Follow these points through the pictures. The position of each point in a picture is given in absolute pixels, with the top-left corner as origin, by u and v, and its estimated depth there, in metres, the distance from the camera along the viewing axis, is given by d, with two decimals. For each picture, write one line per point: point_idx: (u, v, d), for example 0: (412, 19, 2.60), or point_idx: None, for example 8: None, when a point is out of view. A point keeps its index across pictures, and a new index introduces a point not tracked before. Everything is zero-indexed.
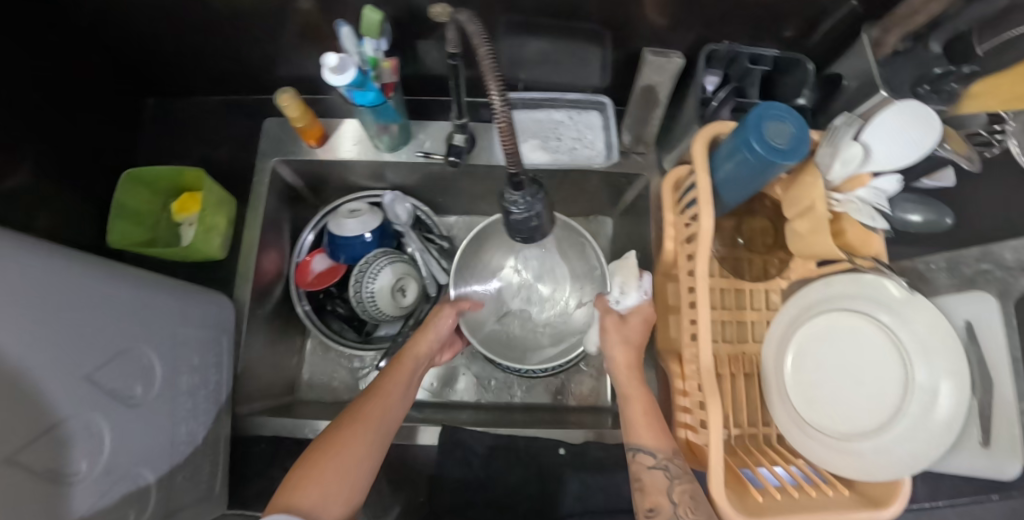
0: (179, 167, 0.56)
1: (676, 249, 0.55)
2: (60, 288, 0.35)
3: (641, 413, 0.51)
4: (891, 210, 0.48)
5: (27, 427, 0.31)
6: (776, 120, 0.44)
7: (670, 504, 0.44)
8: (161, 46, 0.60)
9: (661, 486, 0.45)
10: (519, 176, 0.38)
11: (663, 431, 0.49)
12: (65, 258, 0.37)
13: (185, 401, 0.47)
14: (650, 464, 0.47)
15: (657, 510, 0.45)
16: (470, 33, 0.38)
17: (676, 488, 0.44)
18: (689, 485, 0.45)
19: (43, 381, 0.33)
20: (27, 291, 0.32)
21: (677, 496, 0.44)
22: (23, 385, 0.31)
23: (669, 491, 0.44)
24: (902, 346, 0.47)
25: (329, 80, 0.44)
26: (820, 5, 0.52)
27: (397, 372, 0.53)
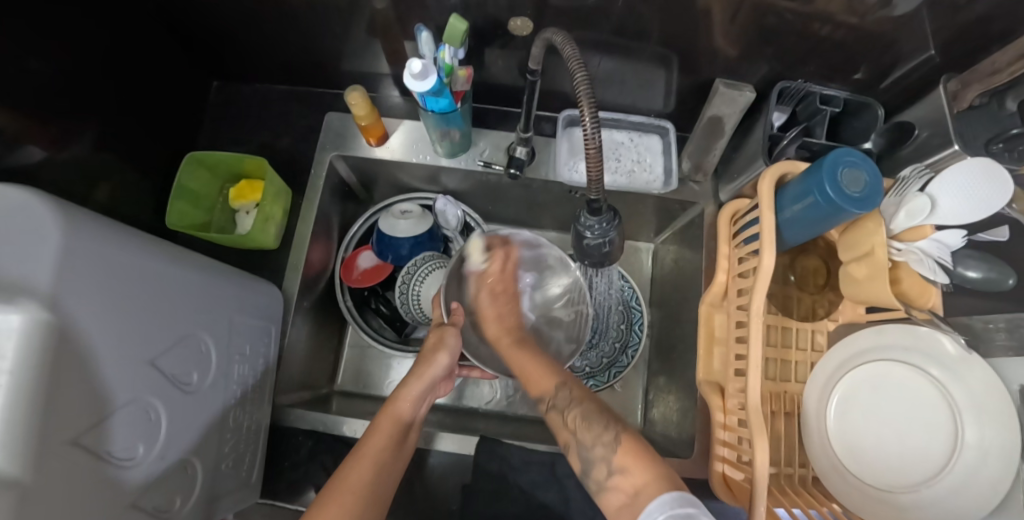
0: (242, 154, 0.56)
1: (727, 281, 0.56)
2: (134, 272, 0.36)
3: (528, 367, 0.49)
4: (953, 265, 0.47)
5: (89, 410, 0.31)
6: (850, 166, 0.44)
7: (571, 435, 0.42)
8: (229, 31, 0.61)
9: (562, 424, 0.44)
10: (598, 202, 0.38)
11: (550, 370, 0.48)
12: (142, 242, 0.38)
13: (236, 388, 0.48)
14: (547, 408, 0.46)
15: (570, 445, 0.42)
16: (564, 55, 0.38)
17: (569, 417, 0.43)
18: (580, 409, 0.43)
19: (110, 363, 0.33)
20: (103, 274, 0.33)
21: (571, 423, 0.42)
22: (91, 367, 0.31)
23: (566, 423, 0.43)
24: (952, 403, 0.46)
25: (409, 84, 0.45)
26: (897, 52, 0.52)
27: (380, 431, 0.45)
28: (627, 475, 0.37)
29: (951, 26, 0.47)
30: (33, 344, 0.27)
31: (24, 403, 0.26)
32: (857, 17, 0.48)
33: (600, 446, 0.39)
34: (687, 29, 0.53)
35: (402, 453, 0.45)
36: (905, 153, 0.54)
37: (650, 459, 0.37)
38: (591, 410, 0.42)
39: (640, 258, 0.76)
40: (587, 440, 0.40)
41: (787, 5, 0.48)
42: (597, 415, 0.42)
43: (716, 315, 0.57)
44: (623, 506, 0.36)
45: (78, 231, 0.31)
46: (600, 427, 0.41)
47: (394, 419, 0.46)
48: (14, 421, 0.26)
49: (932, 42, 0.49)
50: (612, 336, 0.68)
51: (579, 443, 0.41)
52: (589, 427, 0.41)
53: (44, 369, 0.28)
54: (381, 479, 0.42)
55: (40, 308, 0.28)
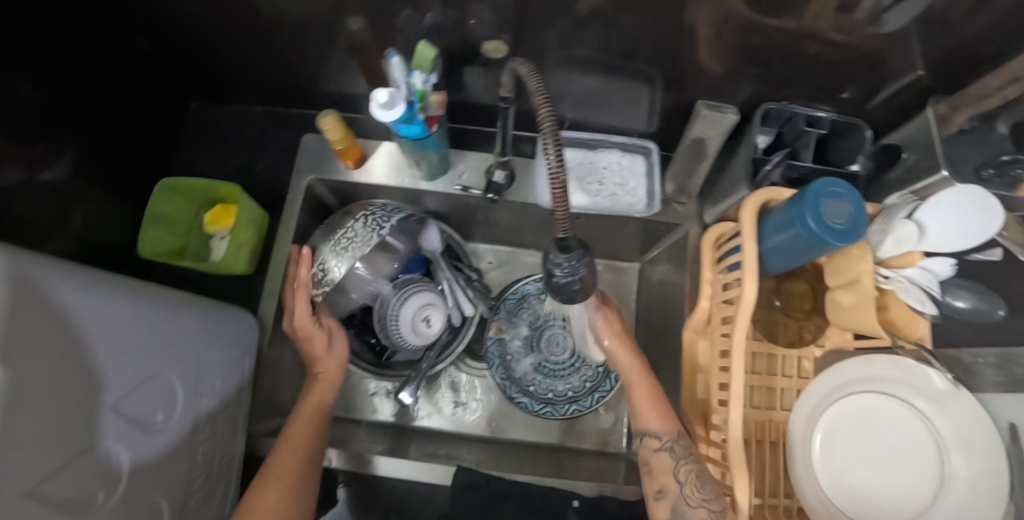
0: (216, 180, 0.56)
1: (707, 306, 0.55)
2: (100, 316, 0.35)
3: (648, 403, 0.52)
4: (941, 295, 0.47)
5: (49, 460, 0.30)
6: (834, 198, 0.42)
7: (677, 485, 0.46)
8: (204, 51, 0.59)
9: (667, 468, 0.48)
10: (567, 241, 0.37)
11: (669, 417, 0.50)
12: (104, 283, 0.37)
13: (204, 423, 0.47)
14: (657, 448, 0.49)
15: (665, 492, 0.46)
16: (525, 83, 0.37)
17: (681, 468, 0.47)
18: (695, 464, 0.47)
19: (72, 410, 0.32)
20: (69, 320, 0.32)
21: (683, 476, 0.46)
22: (56, 417, 0.31)
23: (676, 471, 0.47)
24: (938, 438, 0.46)
25: (376, 116, 0.43)
26: (885, 72, 0.50)
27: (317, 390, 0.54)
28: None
29: (940, 45, 0.46)
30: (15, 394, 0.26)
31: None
32: (845, 34, 0.46)
33: (709, 509, 0.43)
34: (670, 49, 0.51)
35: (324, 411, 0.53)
36: (894, 177, 0.53)
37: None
38: (704, 471, 0.46)
39: (626, 279, 0.74)
40: (691, 496, 0.44)
41: (772, 24, 0.46)
42: (709, 480, 0.45)
43: (699, 344, 0.56)
44: None
45: (38, 280, 0.30)
46: (712, 494, 0.44)
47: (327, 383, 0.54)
48: None
49: (920, 62, 0.48)
50: (596, 360, 0.67)
51: (682, 496, 0.45)
52: (700, 490, 0.44)
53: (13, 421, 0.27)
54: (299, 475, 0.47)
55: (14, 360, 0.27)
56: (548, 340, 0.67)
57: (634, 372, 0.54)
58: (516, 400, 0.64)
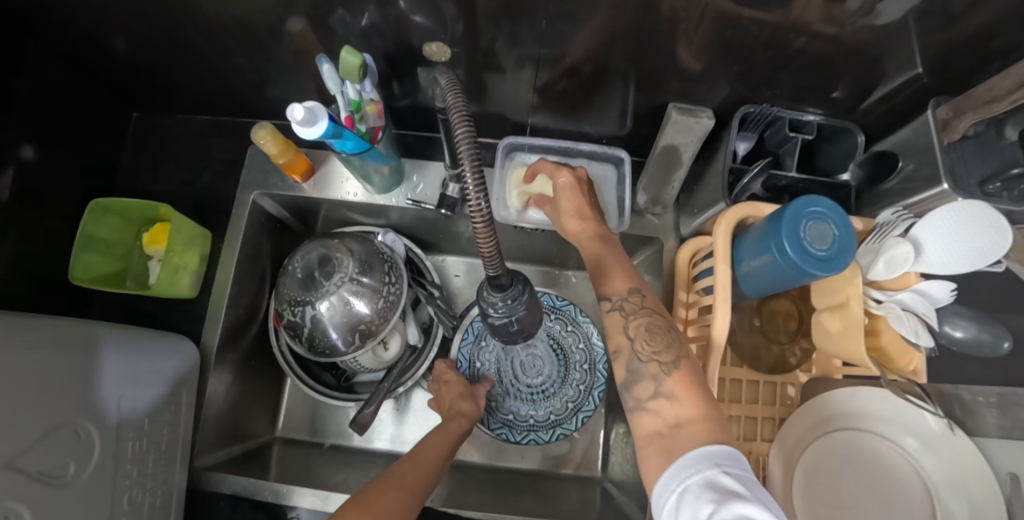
0: (153, 200, 0.53)
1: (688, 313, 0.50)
2: None
3: (606, 255, 0.44)
4: (938, 324, 0.41)
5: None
6: (815, 220, 0.37)
7: (628, 341, 0.40)
8: (139, 57, 0.55)
9: (620, 327, 0.41)
10: (500, 278, 0.32)
11: (633, 274, 0.43)
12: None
13: (132, 469, 0.43)
14: (609, 308, 0.42)
15: (619, 352, 0.40)
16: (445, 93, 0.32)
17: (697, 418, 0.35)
18: (648, 318, 0.40)
19: None
20: None
21: (632, 330, 0.40)
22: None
23: (626, 328, 0.40)
24: (929, 485, 0.41)
25: (298, 132, 0.38)
26: (880, 69, 0.44)
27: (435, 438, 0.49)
28: (674, 404, 0.36)
29: (942, 40, 0.40)
30: None
31: None
32: (837, 27, 0.40)
33: (656, 364, 0.38)
34: (640, 46, 0.45)
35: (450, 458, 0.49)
36: (888, 188, 0.47)
37: (703, 399, 0.36)
38: (658, 324, 0.40)
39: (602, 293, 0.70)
40: (643, 350, 0.39)
41: (753, 16, 0.40)
42: (663, 331, 0.39)
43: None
44: (659, 433, 0.35)
45: None
46: (665, 346, 0.38)
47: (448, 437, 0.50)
48: None
49: (920, 58, 0.42)
50: (568, 380, 0.63)
51: (633, 352, 0.39)
52: (652, 341, 0.39)
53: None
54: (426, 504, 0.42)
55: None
56: (524, 361, 0.63)
57: (571, 216, 0.47)
58: (494, 429, 0.62)
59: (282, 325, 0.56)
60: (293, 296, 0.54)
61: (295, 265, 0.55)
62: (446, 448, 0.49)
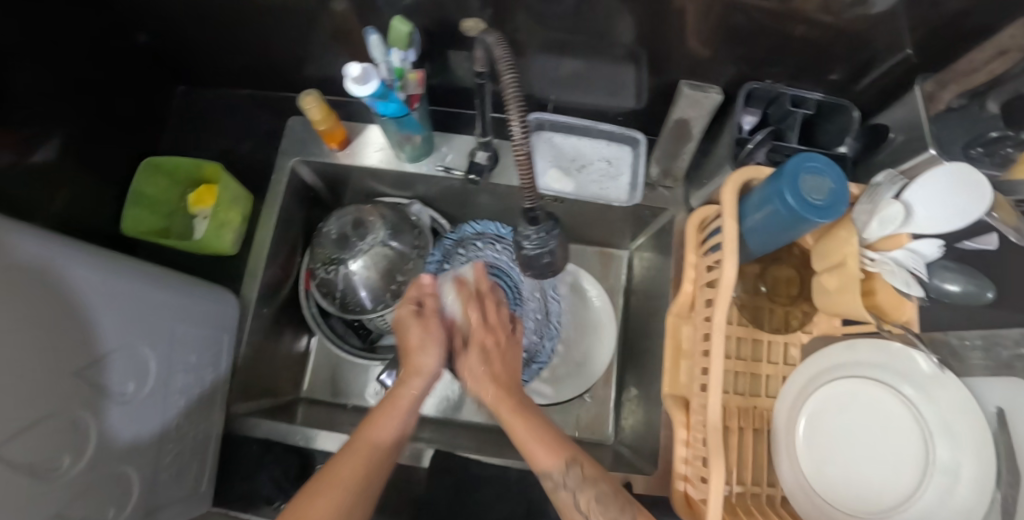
0: (199, 160, 0.57)
1: (496, 329, 0.57)
2: (75, 276, 0.37)
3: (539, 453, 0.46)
4: (928, 277, 0.45)
5: (10, 421, 0.30)
6: (813, 174, 0.41)
7: (582, 516, 0.42)
8: (190, 35, 0.60)
9: (568, 498, 0.43)
10: (535, 211, 0.37)
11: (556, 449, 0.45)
12: (89, 252, 0.39)
13: (179, 399, 0.47)
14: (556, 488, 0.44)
15: (564, 502, 0.43)
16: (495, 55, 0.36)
17: (580, 499, 0.42)
18: (594, 491, 0.42)
19: (47, 366, 0.33)
20: (44, 278, 0.34)
21: (584, 506, 0.42)
22: (14, 382, 0.31)
23: (577, 508, 0.42)
24: (923, 424, 0.44)
25: (352, 90, 0.43)
26: (872, 50, 0.49)
27: (388, 412, 0.47)
28: None
29: (926, 22, 0.44)
30: None
31: None
32: (833, 15, 0.45)
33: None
34: (653, 30, 0.50)
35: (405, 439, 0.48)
36: (880, 159, 0.52)
37: None
38: (605, 492, 0.42)
39: (614, 267, 0.74)
40: (587, 509, 0.42)
41: (756, 3, 0.45)
42: (612, 499, 0.42)
43: (471, 364, 0.54)
44: None
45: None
46: (618, 514, 0.41)
47: (404, 405, 0.48)
48: None
49: (907, 40, 0.47)
50: (582, 347, 0.67)
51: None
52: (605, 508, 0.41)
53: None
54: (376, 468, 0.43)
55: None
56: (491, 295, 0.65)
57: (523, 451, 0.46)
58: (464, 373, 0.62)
59: (314, 283, 0.60)
60: (329, 255, 0.58)
61: (330, 227, 0.58)
62: (407, 412, 0.48)
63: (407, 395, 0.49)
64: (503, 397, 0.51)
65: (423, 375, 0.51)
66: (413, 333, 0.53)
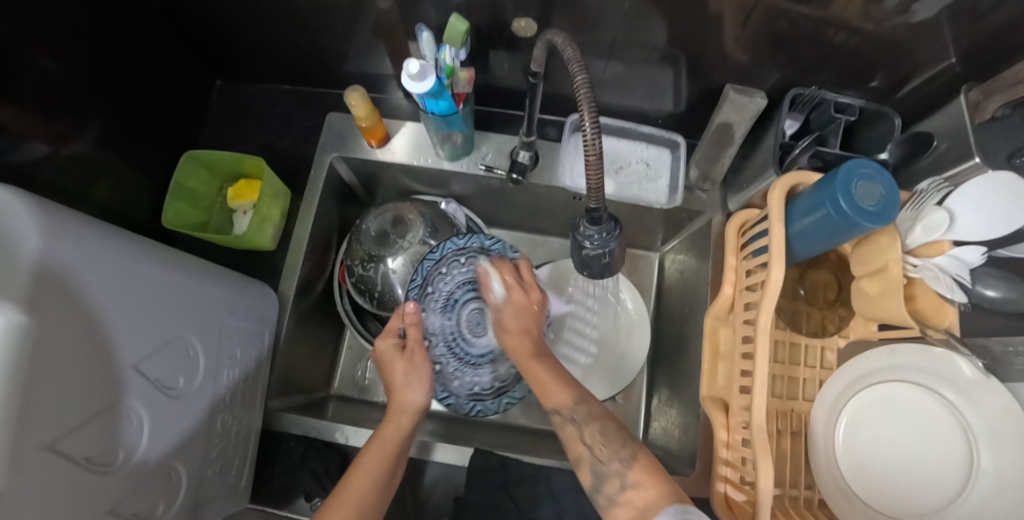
0: (240, 153, 0.57)
1: (531, 292, 0.55)
2: (135, 270, 0.37)
3: (541, 374, 0.49)
4: (972, 284, 0.45)
5: (69, 414, 0.30)
6: (865, 179, 0.42)
7: (587, 448, 0.43)
8: (228, 29, 0.60)
9: (576, 436, 0.45)
10: (598, 212, 0.37)
11: (567, 381, 0.48)
12: (145, 246, 0.39)
13: (224, 393, 0.47)
14: (562, 421, 0.46)
15: (582, 460, 0.44)
16: (563, 57, 0.37)
17: (586, 432, 0.44)
18: (598, 424, 0.44)
19: (103, 361, 0.33)
20: (106, 271, 0.34)
21: (587, 437, 0.44)
22: (73, 374, 0.30)
23: (582, 437, 0.44)
24: (967, 428, 0.44)
25: (407, 85, 0.44)
26: (916, 59, 0.49)
27: (369, 453, 0.46)
28: (639, 491, 0.39)
29: (972, 34, 0.45)
30: (19, 350, 0.26)
31: (12, 397, 0.25)
32: (875, 24, 0.46)
33: (618, 462, 0.41)
34: (697, 35, 0.51)
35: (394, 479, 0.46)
36: (924, 165, 0.52)
37: (665, 479, 0.39)
38: (609, 426, 0.44)
39: (645, 269, 0.75)
40: (602, 454, 0.42)
41: (802, 10, 0.45)
42: (614, 432, 0.43)
43: (504, 311, 0.54)
44: None
45: (61, 242, 0.30)
46: (620, 444, 0.42)
47: (385, 445, 0.47)
48: (10, 425, 0.26)
49: (951, 50, 0.47)
50: (615, 347, 0.67)
51: (594, 459, 0.42)
52: (607, 443, 0.42)
53: (26, 365, 0.26)
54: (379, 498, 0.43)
55: (26, 305, 0.27)
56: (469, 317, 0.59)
57: (511, 334, 0.53)
58: (442, 401, 0.58)
59: (351, 280, 0.61)
60: (367, 252, 0.59)
61: (369, 223, 0.60)
62: (394, 449, 0.47)
63: (402, 407, 0.50)
64: (525, 344, 0.51)
65: (410, 412, 0.50)
66: (397, 370, 0.53)
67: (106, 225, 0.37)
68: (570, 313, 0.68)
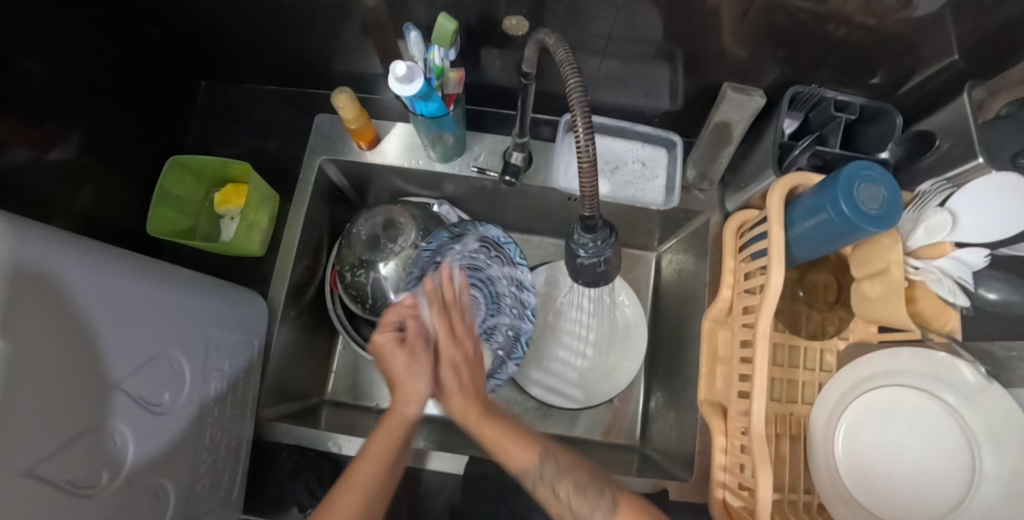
0: (226, 158, 0.55)
1: (461, 341, 0.50)
2: (115, 286, 0.36)
3: (499, 436, 0.44)
4: (974, 286, 0.45)
5: (48, 438, 0.29)
6: (867, 181, 0.41)
7: (568, 511, 0.40)
8: (212, 29, 0.58)
9: (552, 498, 0.41)
10: (593, 220, 0.36)
11: (528, 439, 0.44)
12: (125, 260, 0.38)
13: (213, 406, 0.46)
14: (535, 482, 0.42)
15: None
16: (556, 58, 0.35)
17: (561, 487, 0.40)
18: (571, 480, 0.40)
19: (84, 381, 0.32)
20: (85, 288, 0.33)
21: (563, 496, 0.40)
22: (52, 396, 0.29)
23: (558, 498, 0.40)
24: (968, 432, 0.44)
25: (395, 88, 0.43)
26: (919, 55, 0.48)
27: (361, 467, 0.43)
28: None
29: (976, 28, 0.43)
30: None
31: None
32: (876, 18, 0.45)
33: (600, 517, 0.38)
34: (694, 32, 0.49)
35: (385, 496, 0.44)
36: (924, 165, 0.50)
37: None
38: (582, 480, 0.40)
39: (643, 269, 0.74)
40: (585, 509, 0.39)
41: (802, 5, 0.44)
42: (590, 486, 0.40)
43: (443, 376, 0.48)
44: None
45: (35, 260, 0.29)
46: (599, 501, 0.39)
47: (383, 454, 0.44)
48: None
49: (955, 46, 0.46)
50: (613, 348, 0.67)
51: (576, 517, 0.39)
52: (585, 497, 0.39)
53: (2, 390, 0.25)
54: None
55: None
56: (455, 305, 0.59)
57: (454, 394, 0.48)
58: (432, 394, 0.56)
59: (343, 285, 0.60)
60: (358, 256, 0.58)
61: (360, 228, 0.59)
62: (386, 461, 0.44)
63: (400, 423, 0.46)
64: (468, 406, 0.46)
65: (410, 420, 0.46)
66: (398, 362, 0.48)
67: (84, 238, 0.36)
68: (568, 314, 0.68)
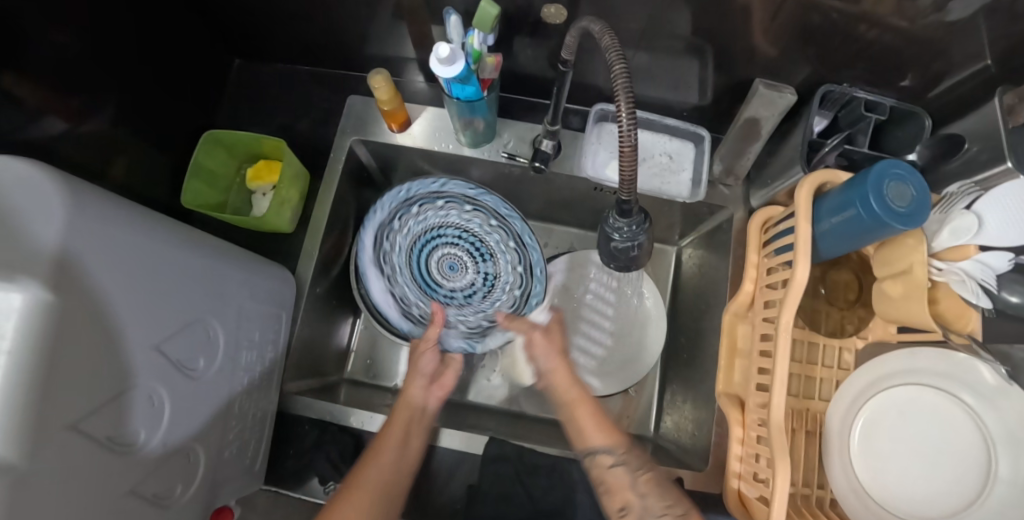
0: (260, 134, 0.56)
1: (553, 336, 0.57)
2: (159, 249, 0.36)
3: (580, 412, 0.51)
4: (997, 290, 0.44)
5: (91, 394, 0.30)
6: (896, 180, 0.41)
7: (636, 498, 0.45)
8: (247, 8, 0.59)
9: (624, 482, 0.47)
10: (629, 205, 0.37)
11: (606, 423, 0.50)
12: (169, 227, 0.39)
13: (243, 375, 0.47)
14: (610, 463, 0.48)
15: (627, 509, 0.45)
16: (602, 46, 0.36)
17: (639, 479, 0.47)
18: (651, 472, 0.47)
19: (126, 340, 0.33)
20: (132, 250, 0.33)
21: (642, 485, 0.46)
22: (95, 356, 0.30)
23: (631, 485, 0.46)
24: (986, 434, 0.44)
25: (436, 69, 0.43)
26: (950, 59, 0.48)
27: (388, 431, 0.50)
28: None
29: (1011, 34, 0.43)
30: (36, 329, 0.25)
31: (30, 378, 0.25)
32: (908, 21, 0.45)
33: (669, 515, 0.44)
34: (726, 28, 0.50)
35: (408, 457, 0.50)
36: (952, 168, 0.51)
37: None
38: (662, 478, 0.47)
39: (662, 262, 0.74)
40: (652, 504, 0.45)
41: (836, 3, 0.44)
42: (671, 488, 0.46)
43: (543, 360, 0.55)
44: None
45: (88, 220, 0.30)
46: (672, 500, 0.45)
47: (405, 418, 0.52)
48: (28, 407, 0.25)
49: (988, 51, 0.46)
50: (631, 338, 0.67)
51: (644, 507, 0.45)
52: (660, 497, 0.45)
53: (47, 346, 0.26)
54: (394, 481, 0.48)
55: (44, 289, 0.26)
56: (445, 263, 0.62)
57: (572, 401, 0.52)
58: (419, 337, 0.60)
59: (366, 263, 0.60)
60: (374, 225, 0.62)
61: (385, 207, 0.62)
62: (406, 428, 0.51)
63: (410, 406, 0.53)
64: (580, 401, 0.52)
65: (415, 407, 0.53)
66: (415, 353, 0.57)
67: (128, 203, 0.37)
68: (587, 304, 0.69)
